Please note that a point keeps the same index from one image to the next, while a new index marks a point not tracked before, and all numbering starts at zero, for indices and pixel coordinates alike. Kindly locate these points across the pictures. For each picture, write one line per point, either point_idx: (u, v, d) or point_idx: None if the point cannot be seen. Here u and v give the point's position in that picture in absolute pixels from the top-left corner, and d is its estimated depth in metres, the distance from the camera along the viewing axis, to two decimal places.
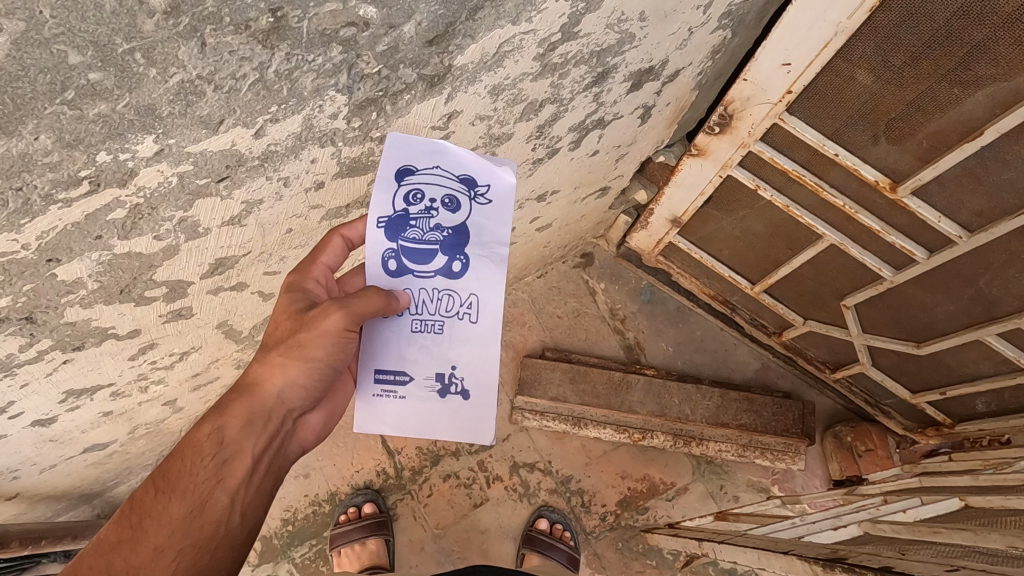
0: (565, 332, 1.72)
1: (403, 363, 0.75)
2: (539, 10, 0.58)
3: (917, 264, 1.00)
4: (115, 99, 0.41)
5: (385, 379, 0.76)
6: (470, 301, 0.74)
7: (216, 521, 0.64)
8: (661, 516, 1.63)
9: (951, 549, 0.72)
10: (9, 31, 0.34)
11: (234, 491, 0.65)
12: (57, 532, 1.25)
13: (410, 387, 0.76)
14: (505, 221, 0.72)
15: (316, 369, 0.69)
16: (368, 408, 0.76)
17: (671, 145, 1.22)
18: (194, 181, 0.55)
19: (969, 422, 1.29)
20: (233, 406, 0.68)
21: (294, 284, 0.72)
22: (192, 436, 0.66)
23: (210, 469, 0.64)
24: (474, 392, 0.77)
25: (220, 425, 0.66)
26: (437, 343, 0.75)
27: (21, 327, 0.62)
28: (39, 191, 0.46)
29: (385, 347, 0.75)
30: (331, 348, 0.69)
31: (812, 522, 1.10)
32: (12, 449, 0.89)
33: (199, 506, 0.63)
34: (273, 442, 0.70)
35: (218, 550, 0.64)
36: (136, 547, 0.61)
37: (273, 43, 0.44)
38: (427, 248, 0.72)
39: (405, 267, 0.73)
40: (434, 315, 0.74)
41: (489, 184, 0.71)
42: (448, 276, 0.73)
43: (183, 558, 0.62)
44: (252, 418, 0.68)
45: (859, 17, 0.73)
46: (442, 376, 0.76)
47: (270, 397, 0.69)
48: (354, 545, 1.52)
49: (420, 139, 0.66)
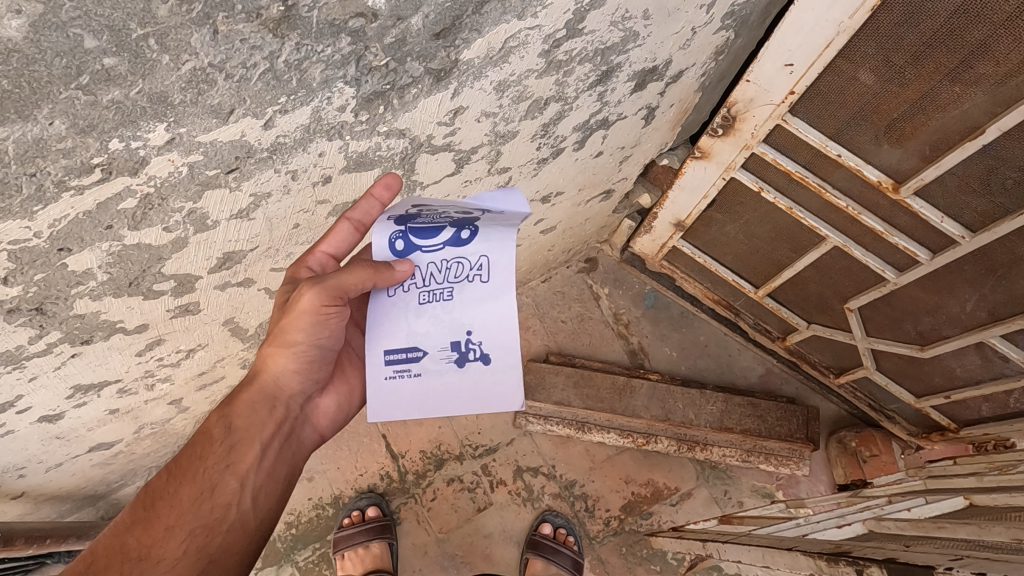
0: (568, 336, 1.73)
1: (414, 338, 0.74)
2: (545, 6, 0.59)
3: (920, 265, 1.00)
4: (128, 86, 0.42)
5: (396, 360, 0.74)
6: (482, 263, 0.73)
7: (227, 505, 0.68)
8: (665, 521, 1.62)
9: (956, 543, 0.72)
10: (28, 13, 0.35)
11: (243, 475, 0.70)
12: (62, 532, 1.26)
13: (425, 361, 0.74)
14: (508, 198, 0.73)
15: (299, 354, 0.74)
16: (381, 391, 0.74)
17: (674, 147, 1.22)
18: (204, 171, 0.55)
19: (974, 427, 1.28)
20: (239, 396, 0.73)
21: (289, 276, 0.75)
22: (204, 425, 0.72)
23: (220, 453, 0.70)
24: (495, 355, 0.74)
25: (226, 414, 0.72)
26: (447, 311, 0.74)
27: (32, 318, 0.63)
28: (52, 177, 0.46)
29: (390, 325, 0.75)
30: (308, 329, 0.72)
31: (814, 522, 1.10)
32: (19, 446, 0.89)
33: (209, 489, 0.68)
34: (280, 429, 0.75)
35: (230, 533, 0.68)
36: (148, 528, 0.64)
37: (283, 33, 0.45)
38: (433, 227, 0.73)
39: (412, 245, 0.74)
40: (443, 283, 0.74)
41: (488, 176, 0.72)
42: (456, 245, 0.73)
43: (194, 539, 0.65)
44: (255, 404, 0.73)
45: (861, 16, 0.73)
46: (459, 345, 0.74)
47: (270, 385, 0.74)
48: (357, 548, 1.51)
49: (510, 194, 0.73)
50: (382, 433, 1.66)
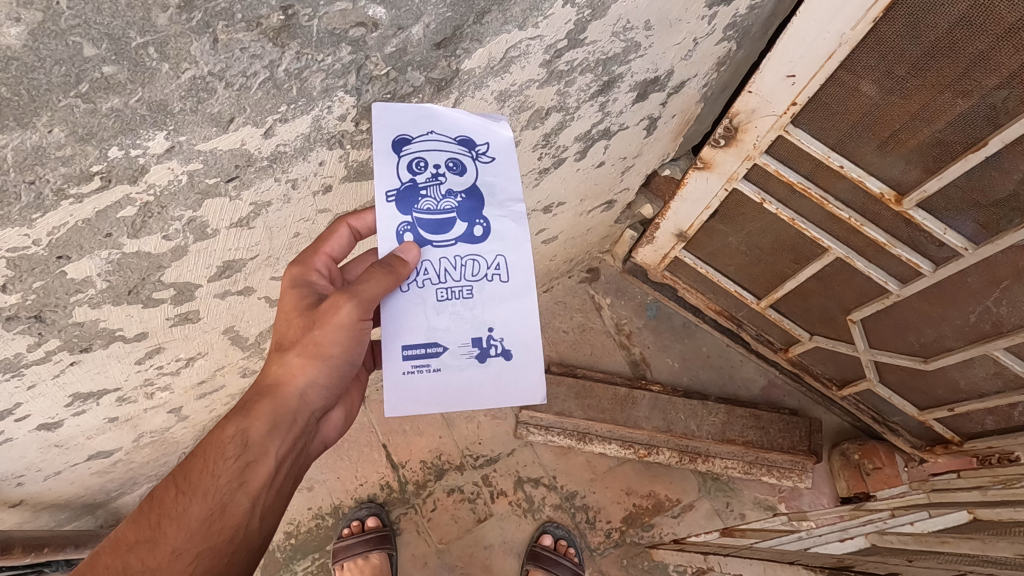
0: (570, 347, 1.71)
1: (434, 333, 0.72)
2: (546, 16, 0.59)
3: (923, 276, 0.99)
4: (127, 94, 0.42)
5: (416, 354, 0.71)
6: (500, 262, 0.72)
7: (236, 525, 0.65)
8: (667, 533, 1.61)
9: (960, 558, 0.72)
10: (27, 21, 0.35)
11: (255, 495, 0.66)
12: (60, 541, 1.25)
13: (445, 358, 0.72)
14: (515, 175, 0.71)
15: (331, 365, 0.70)
16: (398, 387, 0.71)
17: (676, 158, 1.23)
18: (203, 180, 0.55)
19: (978, 440, 1.27)
20: (257, 406, 0.68)
21: (298, 278, 0.71)
22: (216, 436, 0.66)
23: (232, 472, 0.65)
24: (516, 350, 0.73)
25: (243, 427, 0.67)
26: (468, 309, 0.72)
27: (30, 326, 0.62)
28: (51, 185, 0.46)
29: (409, 320, 0.71)
30: (344, 342, 0.69)
31: (817, 536, 1.09)
32: (18, 454, 0.89)
33: (219, 509, 0.64)
34: (296, 443, 0.71)
35: (236, 553, 0.65)
36: (154, 550, 0.62)
37: (284, 42, 0.45)
38: (444, 218, 0.70)
39: (422, 238, 0.70)
40: (460, 281, 0.71)
41: (487, 142, 0.70)
42: (469, 241, 0.71)
43: (201, 561, 0.63)
44: (277, 419, 0.68)
45: (862, 28, 0.73)
46: (480, 341, 0.72)
47: (291, 397, 0.69)
48: (357, 559, 1.49)
49: (406, 107, 0.61)
50: (382, 443, 1.65)
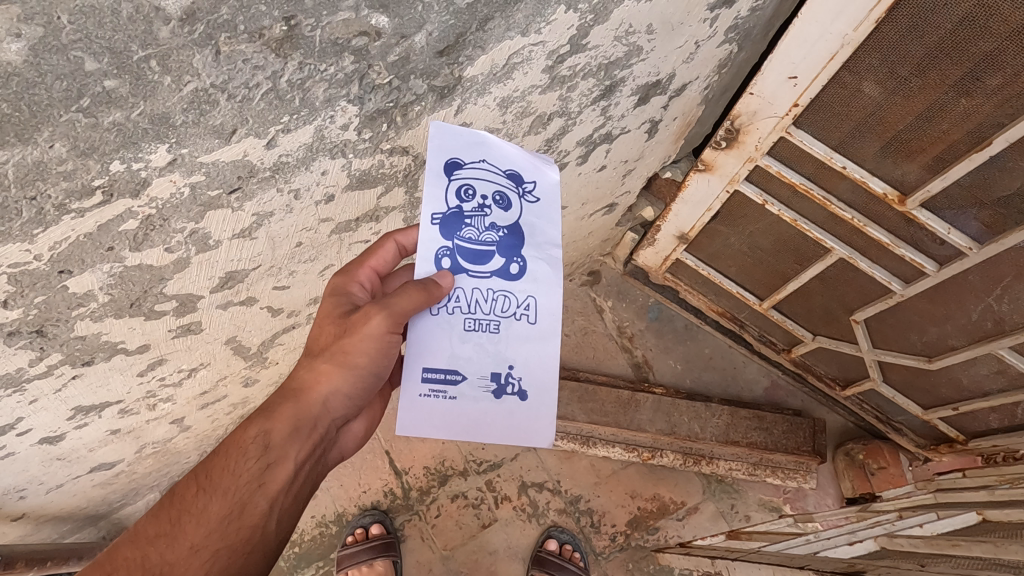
0: (573, 350, 1.70)
1: (456, 361, 0.69)
2: (548, 22, 0.59)
3: (927, 276, 0.98)
4: (129, 107, 0.42)
5: (435, 378, 0.69)
6: (529, 303, 0.70)
7: (253, 526, 0.64)
8: (672, 536, 1.60)
9: (972, 561, 0.71)
10: (28, 37, 0.35)
11: (273, 497, 0.65)
12: (64, 553, 1.24)
13: (462, 387, 0.69)
14: (557, 219, 0.70)
15: (357, 375, 0.69)
16: (412, 409, 0.68)
17: (677, 160, 1.22)
18: (206, 192, 0.55)
19: (983, 438, 1.26)
20: (280, 409, 0.68)
21: (338, 287, 0.72)
22: (239, 436, 0.66)
23: (253, 472, 0.64)
24: (532, 392, 0.71)
25: (266, 429, 0.66)
26: (493, 342, 0.70)
27: (32, 341, 0.62)
28: (52, 201, 0.46)
29: (433, 343, 0.69)
30: (371, 352, 0.68)
31: (824, 539, 1.08)
32: (20, 468, 0.88)
33: (238, 508, 0.63)
34: (317, 450, 0.70)
35: (252, 554, 0.64)
36: (173, 544, 0.62)
37: (286, 52, 0.44)
38: (483, 249, 0.69)
39: (459, 266, 0.69)
40: (489, 315, 0.70)
41: (535, 180, 0.70)
42: (505, 278, 0.69)
43: (217, 560, 0.62)
44: (300, 425, 0.67)
45: (865, 29, 0.73)
46: (498, 376, 0.70)
47: (315, 403, 0.68)
48: (362, 566, 1.48)
49: (461, 130, 0.66)
50: (385, 449, 1.64)
